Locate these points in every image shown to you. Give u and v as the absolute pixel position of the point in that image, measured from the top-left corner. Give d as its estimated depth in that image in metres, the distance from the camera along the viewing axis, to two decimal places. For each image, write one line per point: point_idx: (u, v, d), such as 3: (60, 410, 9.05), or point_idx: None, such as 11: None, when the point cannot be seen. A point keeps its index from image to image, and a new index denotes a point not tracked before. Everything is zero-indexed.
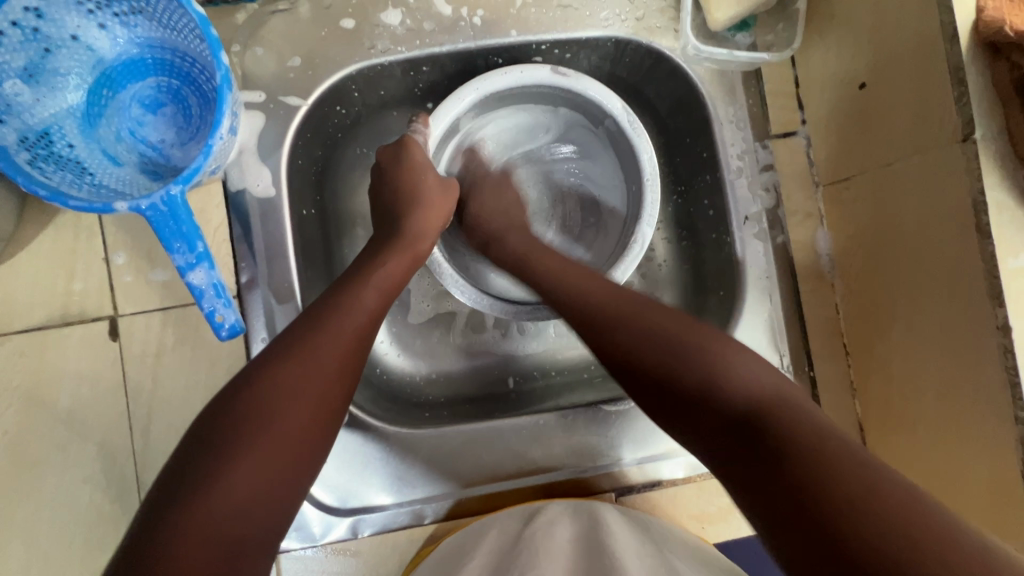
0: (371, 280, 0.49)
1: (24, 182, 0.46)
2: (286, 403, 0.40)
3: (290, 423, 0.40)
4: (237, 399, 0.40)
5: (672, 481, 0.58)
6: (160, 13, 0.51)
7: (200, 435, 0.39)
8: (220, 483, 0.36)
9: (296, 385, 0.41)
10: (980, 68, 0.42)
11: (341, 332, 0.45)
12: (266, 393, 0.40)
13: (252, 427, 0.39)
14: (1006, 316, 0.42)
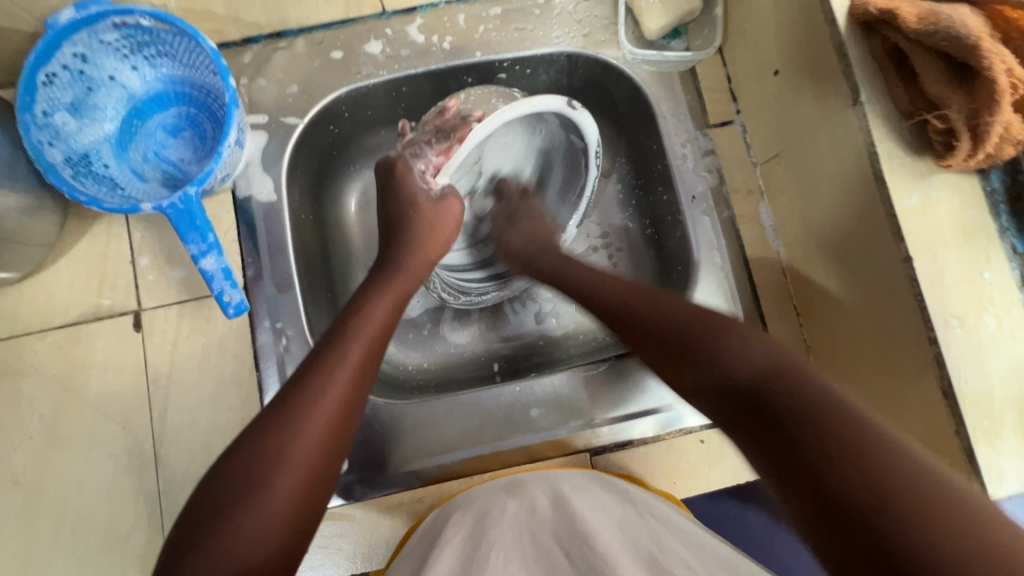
0: (360, 325, 0.52)
1: (69, 190, 0.55)
2: (315, 420, 0.45)
3: (320, 438, 0.45)
4: (242, 450, 0.43)
5: (643, 440, 0.63)
6: (183, 54, 0.62)
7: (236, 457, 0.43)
8: (261, 494, 0.41)
9: (319, 402, 0.46)
10: (859, 42, 0.49)
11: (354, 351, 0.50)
12: (295, 412, 0.45)
13: (257, 474, 0.42)
14: (908, 249, 0.47)
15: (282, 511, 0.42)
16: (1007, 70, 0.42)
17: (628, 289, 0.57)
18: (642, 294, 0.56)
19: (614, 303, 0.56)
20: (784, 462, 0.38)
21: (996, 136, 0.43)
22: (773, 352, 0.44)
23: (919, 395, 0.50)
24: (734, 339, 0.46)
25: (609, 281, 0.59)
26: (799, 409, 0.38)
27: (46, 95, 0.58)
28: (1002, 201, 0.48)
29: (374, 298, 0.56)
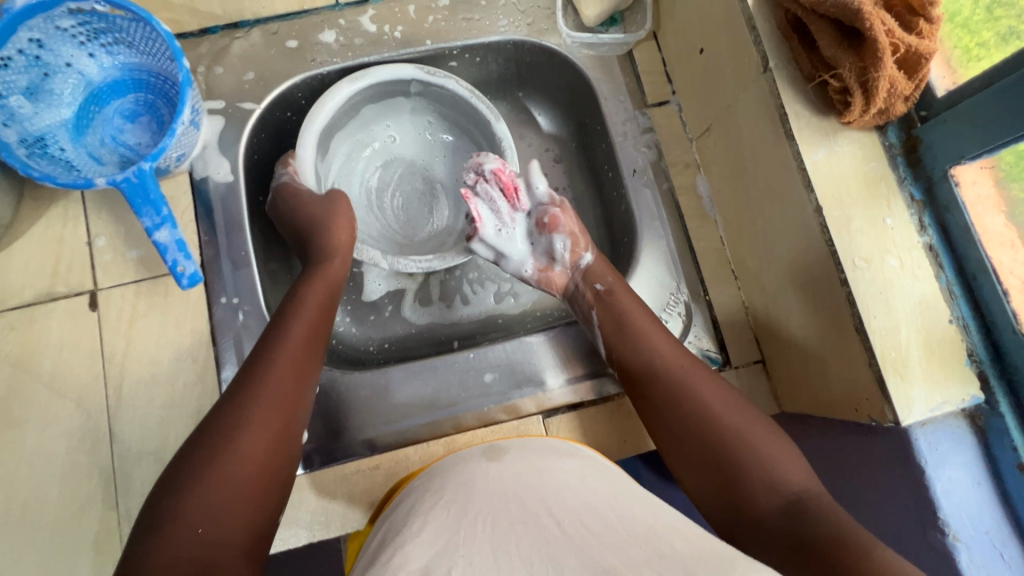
0: (296, 314, 0.57)
1: (22, 167, 0.57)
2: (262, 403, 0.49)
3: (269, 418, 0.49)
4: (202, 434, 0.47)
5: (593, 400, 0.65)
6: (140, 42, 0.65)
7: (196, 440, 0.47)
8: (223, 469, 0.45)
9: (264, 387, 0.50)
10: (764, 15, 0.55)
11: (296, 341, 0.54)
12: (243, 398, 0.49)
13: (211, 452, 0.46)
14: (817, 199, 0.52)
15: (242, 483, 0.45)
16: (888, 31, 0.47)
17: (675, 353, 0.59)
18: (671, 350, 0.59)
19: (690, 386, 0.56)
20: (805, 562, 0.42)
21: (883, 90, 0.48)
22: (806, 471, 0.50)
23: (838, 336, 0.53)
24: (765, 440, 0.52)
25: (677, 355, 0.59)
26: (816, 535, 0.44)
27: (1, 77, 0.59)
28: (899, 153, 0.53)
29: (306, 292, 0.59)
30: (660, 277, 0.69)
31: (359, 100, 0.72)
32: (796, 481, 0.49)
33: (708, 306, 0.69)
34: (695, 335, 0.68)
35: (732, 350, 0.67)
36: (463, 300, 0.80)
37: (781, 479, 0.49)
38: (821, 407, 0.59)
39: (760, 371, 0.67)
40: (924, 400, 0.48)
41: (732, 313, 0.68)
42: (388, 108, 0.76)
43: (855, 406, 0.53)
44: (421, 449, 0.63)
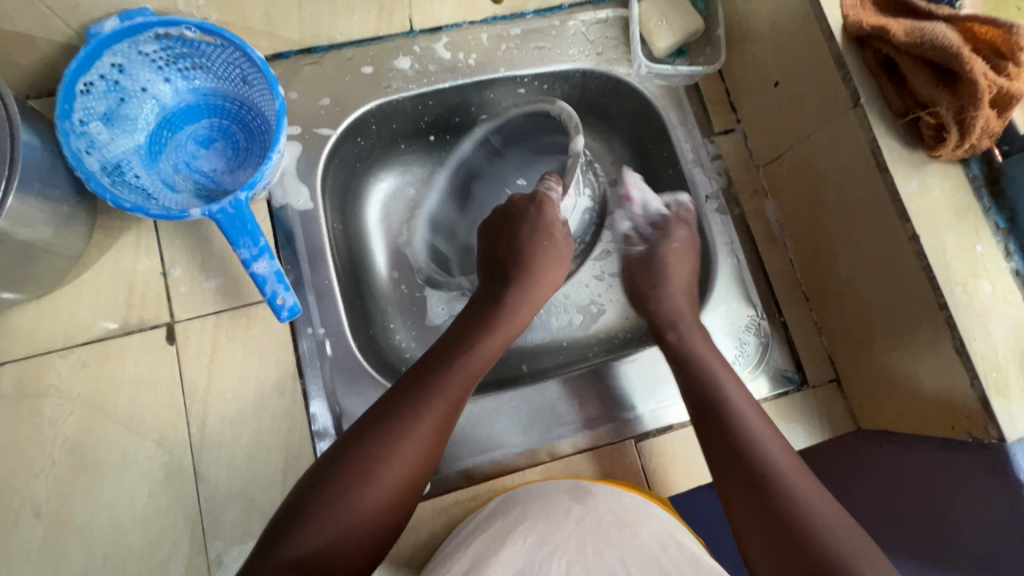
0: (488, 333, 0.61)
1: (112, 197, 0.54)
2: (410, 441, 0.51)
3: (408, 449, 0.51)
4: (373, 423, 0.51)
5: (682, 424, 0.66)
6: (220, 67, 0.63)
7: (338, 456, 0.50)
8: (385, 467, 0.49)
9: (418, 423, 0.52)
10: (852, 54, 0.58)
11: (459, 381, 0.55)
12: (395, 429, 0.51)
13: (382, 447, 0.50)
14: (914, 227, 0.54)
15: (368, 510, 0.48)
16: (984, 74, 0.51)
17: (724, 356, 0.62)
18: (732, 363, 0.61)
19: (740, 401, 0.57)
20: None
21: (979, 128, 0.51)
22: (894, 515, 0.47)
23: (933, 357, 0.56)
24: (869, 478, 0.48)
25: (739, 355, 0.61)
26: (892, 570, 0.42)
27: (83, 103, 0.57)
28: (982, 184, 0.56)
29: (485, 339, 0.60)
30: (734, 300, 0.72)
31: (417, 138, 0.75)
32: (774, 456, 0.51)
33: (783, 327, 0.71)
34: (771, 356, 0.70)
35: (809, 370, 0.70)
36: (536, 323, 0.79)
37: (803, 501, 0.48)
38: (907, 423, 0.61)
39: (836, 389, 0.69)
40: None
41: (806, 334, 0.71)
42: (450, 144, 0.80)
43: (952, 424, 0.55)
44: (518, 476, 0.63)
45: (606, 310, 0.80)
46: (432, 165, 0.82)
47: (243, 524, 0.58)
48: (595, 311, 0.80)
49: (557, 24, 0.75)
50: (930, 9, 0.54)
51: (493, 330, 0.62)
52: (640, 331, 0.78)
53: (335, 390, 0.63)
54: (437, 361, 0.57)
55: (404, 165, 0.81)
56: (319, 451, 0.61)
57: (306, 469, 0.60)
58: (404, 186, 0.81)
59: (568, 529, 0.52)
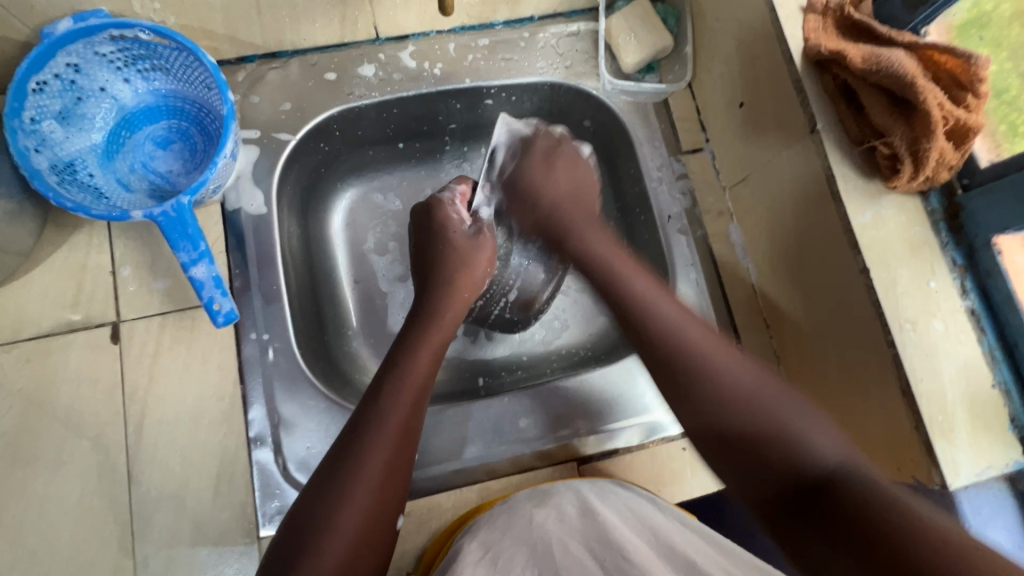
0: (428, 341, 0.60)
1: (54, 196, 0.55)
2: (368, 479, 0.48)
3: (373, 479, 0.48)
4: (332, 464, 0.49)
5: (628, 448, 0.65)
6: (178, 69, 0.64)
7: (297, 516, 0.46)
8: (350, 504, 0.46)
9: (370, 459, 0.48)
10: (812, 79, 0.56)
11: (403, 403, 0.53)
12: (348, 470, 0.48)
13: (343, 486, 0.47)
14: (864, 260, 0.52)
15: (342, 563, 0.44)
16: (940, 105, 0.49)
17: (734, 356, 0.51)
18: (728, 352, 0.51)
19: (751, 390, 0.47)
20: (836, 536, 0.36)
21: (933, 160, 0.49)
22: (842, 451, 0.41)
23: (881, 396, 0.53)
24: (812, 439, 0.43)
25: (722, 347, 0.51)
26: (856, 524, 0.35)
27: (35, 102, 0.58)
28: (941, 218, 0.54)
29: (416, 352, 0.58)
30: None
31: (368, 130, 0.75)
32: (829, 448, 0.41)
33: None
34: None
35: None
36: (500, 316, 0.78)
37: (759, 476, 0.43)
38: None
39: None
40: (969, 464, 0.49)
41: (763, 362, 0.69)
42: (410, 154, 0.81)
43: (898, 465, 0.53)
44: (453, 496, 0.61)
45: (568, 325, 0.79)
46: (400, 172, 0.81)
47: (173, 528, 0.58)
48: (557, 326, 0.79)
49: (527, 35, 0.74)
50: (891, 35, 0.53)
51: (422, 344, 0.59)
52: (600, 348, 0.76)
53: (274, 397, 0.62)
54: (378, 387, 0.54)
55: (370, 172, 0.80)
56: (254, 458, 0.61)
57: (240, 474, 0.59)
58: (370, 193, 0.80)
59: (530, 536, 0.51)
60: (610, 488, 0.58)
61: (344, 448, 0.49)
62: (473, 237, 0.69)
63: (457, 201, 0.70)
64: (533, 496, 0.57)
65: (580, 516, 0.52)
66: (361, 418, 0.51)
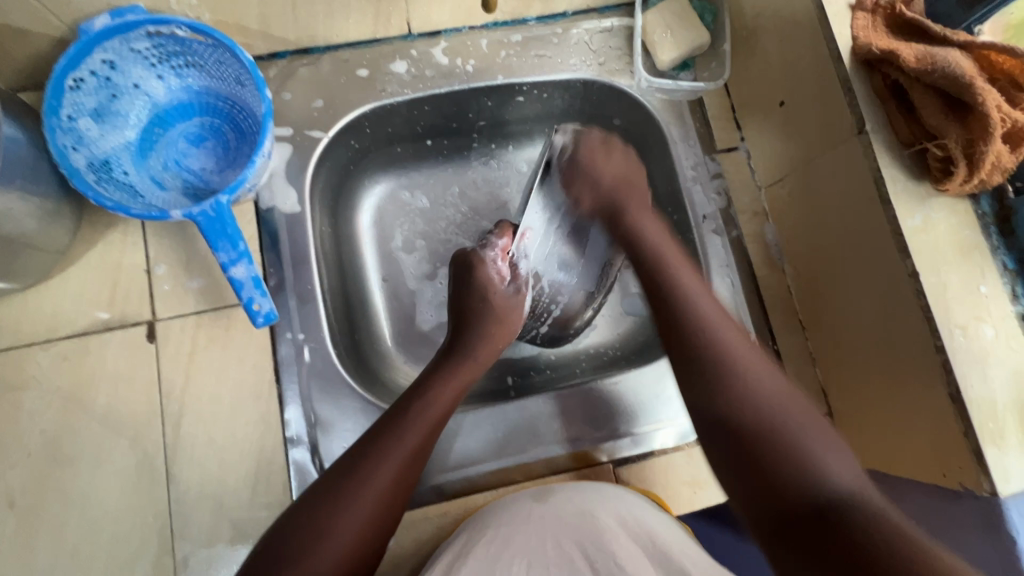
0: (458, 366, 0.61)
1: (94, 196, 0.54)
2: (371, 492, 0.49)
3: (380, 487, 0.50)
4: (348, 464, 0.51)
5: (663, 450, 0.64)
6: (212, 66, 0.63)
7: (294, 516, 0.48)
8: (351, 507, 0.48)
9: (384, 465, 0.51)
10: (861, 78, 0.55)
11: (418, 428, 0.54)
12: (359, 477, 0.50)
13: (350, 487, 0.49)
14: (914, 264, 0.51)
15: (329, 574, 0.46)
16: (997, 106, 0.48)
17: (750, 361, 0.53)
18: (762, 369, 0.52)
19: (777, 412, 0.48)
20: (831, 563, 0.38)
21: (989, 163, 0.49)
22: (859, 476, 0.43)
23: (927, 400, 0.53)
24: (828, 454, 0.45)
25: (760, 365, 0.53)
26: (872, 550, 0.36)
27: (72, 99, 0.57)
28: (991, 222, 0.53)
29: (444, 380, 0.59)
30: None
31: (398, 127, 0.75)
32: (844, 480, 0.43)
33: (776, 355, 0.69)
34: None
35: None
36: (533, 337, 0.76)
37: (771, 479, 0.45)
38: (899, 465, 0.58)
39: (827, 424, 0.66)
40: (1020, 471, 0.48)
41: (799, 364, 0.68)
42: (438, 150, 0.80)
43: (943, 471, 0.53)
44: (489, 494, 0.62)
45: (596, 325, 0.78)
46: (428, 169, 0.81)
47: (212, 527, 0.58)
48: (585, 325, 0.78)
49: (560, 31, 0.73)
50: (945, 34, 0.52)
51: (450, 373, 0.60)
52: (630, 348, 0.76)
53: (310, 397, 0.62)
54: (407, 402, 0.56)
55: (398, 169, 0.79)
56: (290, 457, 0.60)
57: (277, 474, 0.59)
58: (398, 190, 0.79)
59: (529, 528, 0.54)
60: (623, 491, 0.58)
61: (353, 460, 0.51)
62: (513, 295, 0.69)
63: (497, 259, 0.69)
64: (534, 492, 0.59)
65: (580, 516, 0.54)
66: (375, 433, 0.53)
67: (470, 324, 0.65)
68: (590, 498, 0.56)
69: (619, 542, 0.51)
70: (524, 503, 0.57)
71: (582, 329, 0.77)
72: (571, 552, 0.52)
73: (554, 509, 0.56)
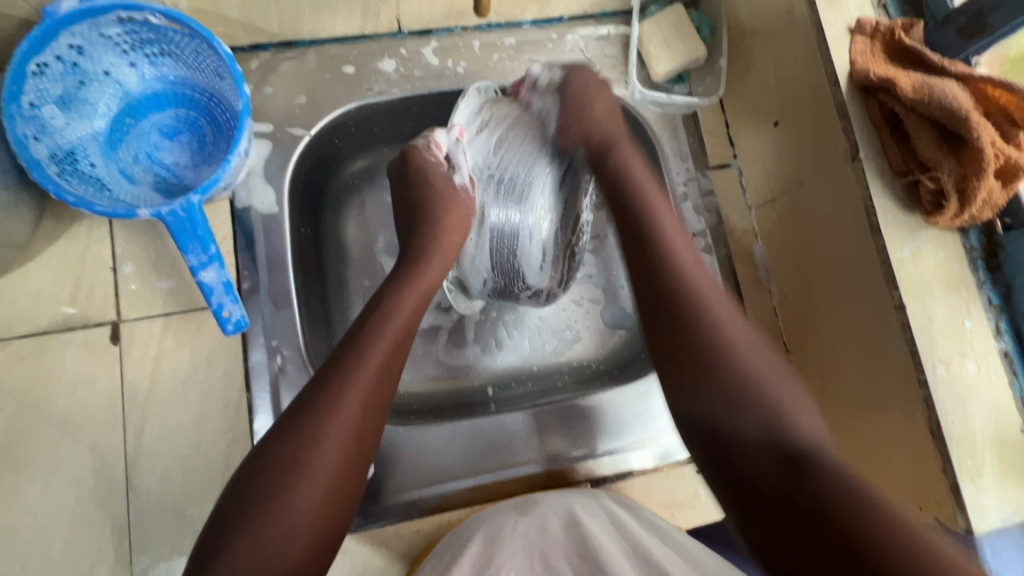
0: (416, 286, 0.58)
1: (55, 190, 0.51)
2: (337, 429, 0.45)
3: (346, 423, 0.46)
4: (308, 402, 0.46)
5: (642, 470, 0.64)
6: (188, 56, 0.60)
7: (259, 460, 0.44)
8: (314, 445, 0.44)
9: (347, 398, 0.46)
10: (857, 103, 0.54)
11: (381, 349, 0.50)
12: (321, 414, 0.45)
13: (310, 428, 0.45)
14: (900, 295, 0.51)
15: (307, 519, 0.43)
16: (992, 142, 0.48)
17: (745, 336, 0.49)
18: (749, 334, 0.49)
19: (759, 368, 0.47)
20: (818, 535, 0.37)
21: (980, 199, 0.48)
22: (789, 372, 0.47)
23: (907, 433, 0.53)
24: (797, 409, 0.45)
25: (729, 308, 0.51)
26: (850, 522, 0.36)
27: (35, 85, 0.54)
28: (979, 256, 0.53)
29: (401, 295, 0.56)
30: None
31: (385, 126, 0.72)
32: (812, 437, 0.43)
33: None
34: None
35: None
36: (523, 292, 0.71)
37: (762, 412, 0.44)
38: None
39: None
40: (995, 508, 0.48)
41: None
42: None
43: (920, 504, 0.53)
44: (462, 512, 0.61)
45: (580, 337, 0.77)
46: None
47: (172, 539, 0.56)
48: (569, 337, 0.77)
49: (555, 36, 0.71)
50: (943, 64, 0.51)
51: (407, 286, 0.57)
52: (613, 363, 0.75)
53: (282, 406, 0.60)
54: (359, 328, 0.52)
55: (383, 169, 0.77)
56: None
57: None
58: (382, 192, 0.77)
59: (515, 543, 0.53)
60: (593, 495, 0.58)
61: (313, 394, 0.46)
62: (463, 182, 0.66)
63: (440, 144, 0.65)
64: (518, 503, 0.57)
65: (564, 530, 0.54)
66: (335, 362, 0.49)
67: (423, 240, 0.62)
68: (573, 505, 0.56)
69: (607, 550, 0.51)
70: (506, 516, 0.55)
71: (568, 341, 0.76)
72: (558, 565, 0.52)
73: (538, 523, 0.55)
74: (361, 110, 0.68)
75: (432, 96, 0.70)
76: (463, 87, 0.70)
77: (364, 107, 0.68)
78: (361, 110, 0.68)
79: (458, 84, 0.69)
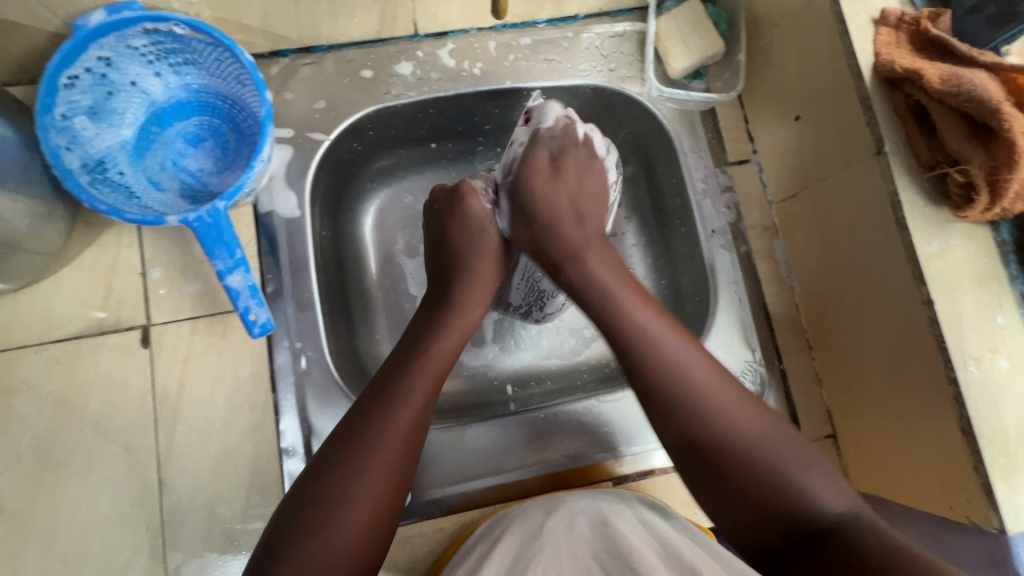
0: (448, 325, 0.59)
1: (87, 199, 0.52)
2: (383, 453, 0.48)
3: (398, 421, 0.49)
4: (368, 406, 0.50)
5: (664, 469, 0.64)
6: (211, 64, 0.61)
7: (302, 497, 0.46)
8: (371, 450, 0.47)
9: (399, 407, 0.50)
10: (881, 96, 0.53)
11: (423, 377, 0.53)
12: (380, 414, 0.49)
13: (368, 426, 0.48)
14: (929, 291, 0.50)
15: (360, 522, 0.45)
16: None
17: (721, 387, 0.50)
18: (738, 398, 0.50)
19: (759, 436, 0.48)
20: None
21: (1012, 192, 0.47)
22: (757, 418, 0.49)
23: (938, 433, 0.52)
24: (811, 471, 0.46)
25: (707, 364, 0.52)
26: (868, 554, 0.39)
27: (66, 97, 0.56)
28: (1011, 250, 0.51)
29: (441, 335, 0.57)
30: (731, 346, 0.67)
31: (402, 129, 0.73)
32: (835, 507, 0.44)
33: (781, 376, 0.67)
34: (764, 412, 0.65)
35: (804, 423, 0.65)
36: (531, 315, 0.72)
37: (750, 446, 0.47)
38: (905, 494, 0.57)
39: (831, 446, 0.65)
40: None
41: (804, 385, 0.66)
42: (442, 158, 0.79)
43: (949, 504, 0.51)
44: (487, 510, 0.61)
45: (599, 336, 0.77)
46: (431, 173, 0.79)
47: (204, 537, 0.57)
48: (588, 335, 0.77)
49: (570, 35, 0.71)
50: (973, 54, 0.50)
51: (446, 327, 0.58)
52: None
53: (307, 407, 0.61)
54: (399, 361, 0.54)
55: (401, 171, 0.77)
56: (285, 469, 0.59)
57: (271, 486, 0.58)
58: (401, 194, 0.78)
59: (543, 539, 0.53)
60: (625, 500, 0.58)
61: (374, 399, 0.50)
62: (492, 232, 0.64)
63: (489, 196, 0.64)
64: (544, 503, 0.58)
65: (591, 526, 0.53)
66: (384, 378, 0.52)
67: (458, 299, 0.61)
68: (603, 508, 0.55)
69: (633, 545, 0.50)
70: (536, 514, 0.56)
71: (585, 341, 0.76)
72: (587, 561, 0.51)
73: (565, 519, 0.55)
74: (377, 113, 0.69)
75: (449, 98, 0.70)
76: (480, 87, 0.70)
77: (382, 110, 0.69)
78: (378, 113, 0.69)
79: (473, 85, 0.70)
